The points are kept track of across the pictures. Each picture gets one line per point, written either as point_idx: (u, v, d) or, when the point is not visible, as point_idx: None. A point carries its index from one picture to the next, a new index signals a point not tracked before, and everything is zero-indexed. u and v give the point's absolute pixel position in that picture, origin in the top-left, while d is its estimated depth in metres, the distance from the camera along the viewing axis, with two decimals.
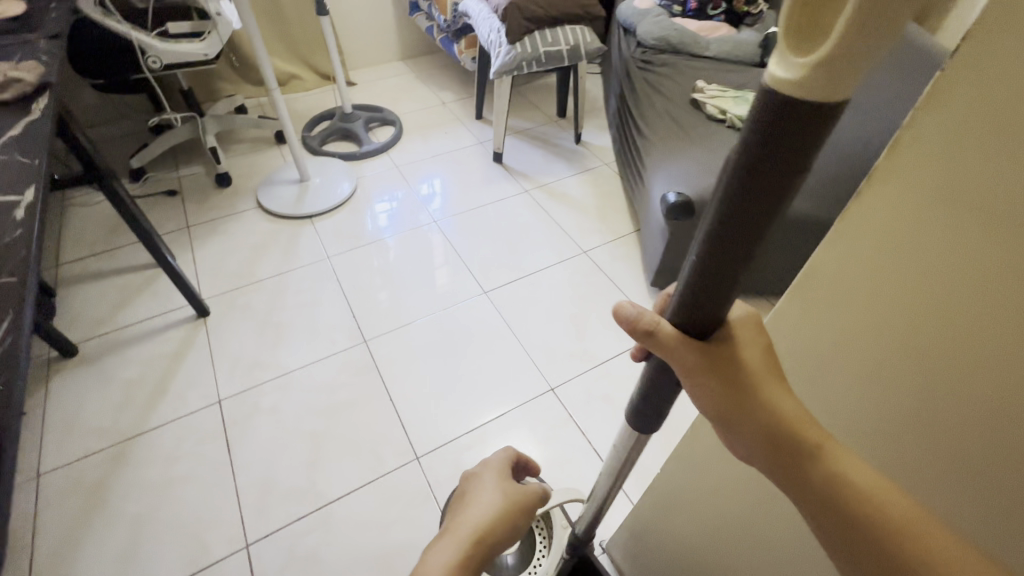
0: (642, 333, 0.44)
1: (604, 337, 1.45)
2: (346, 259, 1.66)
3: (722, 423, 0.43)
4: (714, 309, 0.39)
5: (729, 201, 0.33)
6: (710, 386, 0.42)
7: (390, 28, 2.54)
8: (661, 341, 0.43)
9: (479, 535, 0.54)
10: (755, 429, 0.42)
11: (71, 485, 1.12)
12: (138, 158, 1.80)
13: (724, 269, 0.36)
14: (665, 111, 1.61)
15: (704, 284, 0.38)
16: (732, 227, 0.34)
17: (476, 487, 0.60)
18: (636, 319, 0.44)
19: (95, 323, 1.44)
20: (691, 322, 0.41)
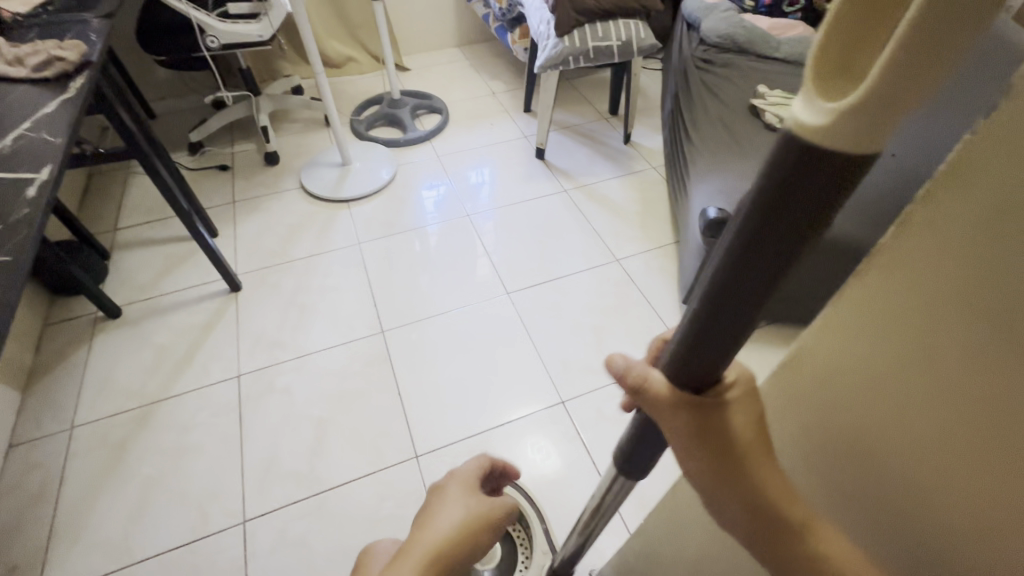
0: (630, 387, 0.35)
1: (625, 353, 1.38)
2: (378, 246, 1.66)
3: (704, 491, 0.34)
4: (716, 365, 0.31)
5: (739, 244, 0.25)
6: (699, 455, 0.33)
7: (448, 14, 2.51)
8: (651, 394, 0.34)
9: (441, 553, 0.49)
10: (741, 502, 0.32)
11: (98, 439, 1.20)
12: (195, 133, 1.89)
13: (722, 323, 0.29)
14: (718, 117, 1.49)
15: (696, 340, 0.30)
16: (736, 280, 0.26)
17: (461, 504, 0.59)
18: (624, 374, 0.36)
19: (140, 288, 1.53)
20: (683, 375, 0.32)
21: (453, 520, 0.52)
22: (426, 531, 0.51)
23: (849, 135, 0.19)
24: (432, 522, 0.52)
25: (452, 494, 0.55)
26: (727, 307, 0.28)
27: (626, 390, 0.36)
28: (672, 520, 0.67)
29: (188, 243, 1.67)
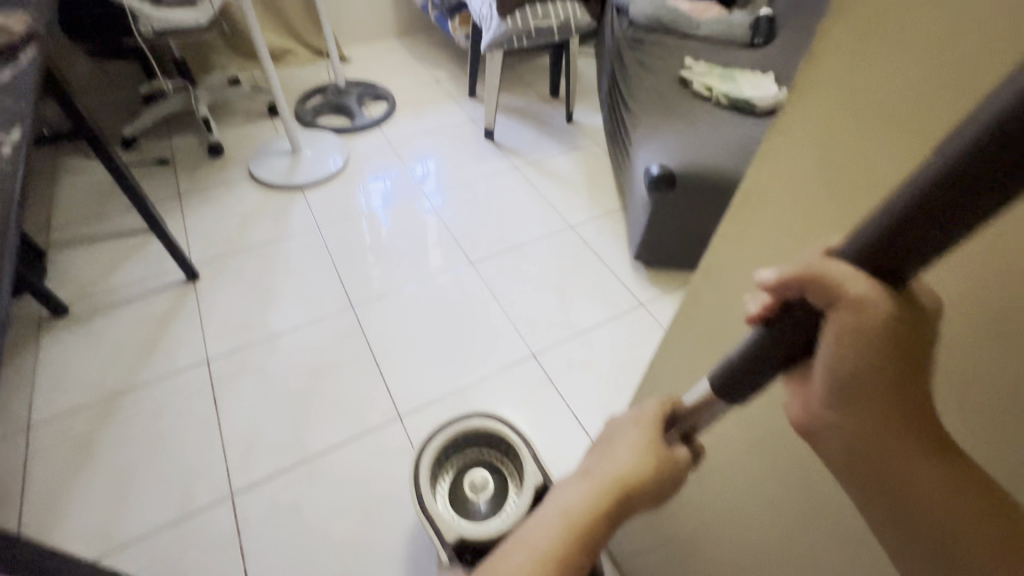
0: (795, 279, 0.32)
1: (587, 307, 1.48)
2: (337, 229, 1.68)
3: (840, 395, 0.33)
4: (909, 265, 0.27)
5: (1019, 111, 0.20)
6: (861, 357, 0.31)
7: (385, 5, 2.54)
8: (821, 284, 0.30)
9: (619, 484, 0.45)
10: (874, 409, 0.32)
11: (60, 436, 1.15)
12: (130, 127, 1.81)
13: (959, 205, 0.23)
14: (653, 88, 1.63)
15: (907, 227, 0.25)
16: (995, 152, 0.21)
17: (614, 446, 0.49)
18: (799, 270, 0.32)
19: (86, 284, 1.46)
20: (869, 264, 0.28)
21: (626, 454, 0.47)
22: (600, 458, 0.48)
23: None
24: (607, 455, 0.48)
25: (627, 430, 0.49)
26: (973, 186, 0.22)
27: (784, 277, 0.32)
28: None
29: (133, 237, 1.60)
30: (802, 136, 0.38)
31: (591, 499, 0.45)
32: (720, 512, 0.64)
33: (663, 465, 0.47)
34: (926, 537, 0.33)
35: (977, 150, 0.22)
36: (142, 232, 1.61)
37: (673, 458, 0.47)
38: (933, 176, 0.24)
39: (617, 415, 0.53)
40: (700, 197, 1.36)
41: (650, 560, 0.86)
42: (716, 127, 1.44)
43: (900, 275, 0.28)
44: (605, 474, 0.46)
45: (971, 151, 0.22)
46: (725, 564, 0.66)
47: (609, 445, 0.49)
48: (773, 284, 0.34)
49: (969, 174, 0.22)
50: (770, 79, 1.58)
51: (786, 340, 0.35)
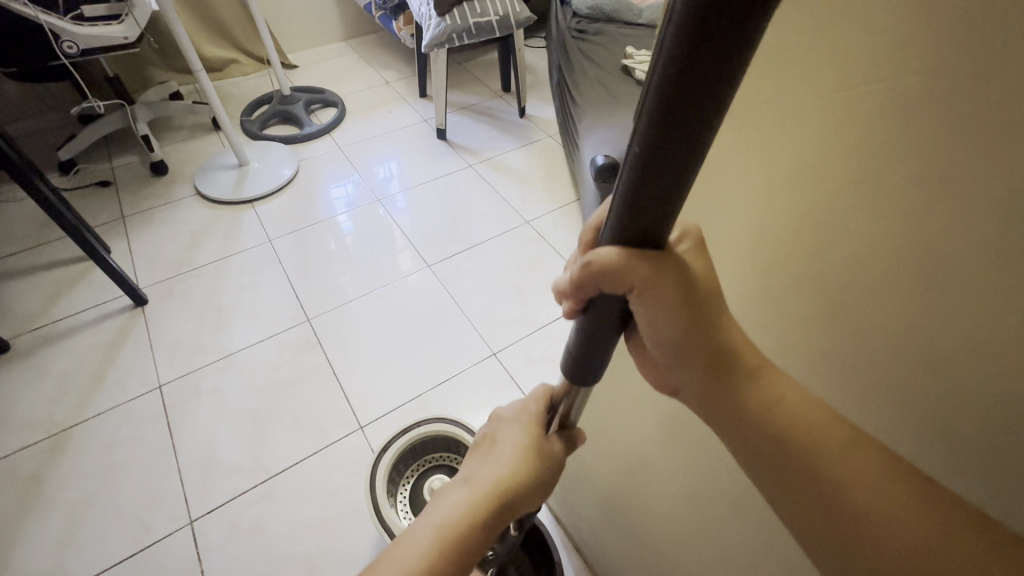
0: (589, 271, 0.33)
1: (545, 302, 1.49)
2: (289, 241, 1.65)
3: (670, 356, 0.38)
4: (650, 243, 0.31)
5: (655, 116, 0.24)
6: (670, 318, 0.35)
7: (329, 7, 2.49)
8: (604, 277, 0.32)
9: (500, 489, 0.45)
10: (696, 357, 0.37)
11: (8, 477, 1.12)
12: (65, 150, 1.75)
13: (670, 158, 0.26)
14: (597, 78, 1.63)
15: (639, 194, 0.28)
16: (660, 147, 0.25)
17: (495, 447, 0.49)
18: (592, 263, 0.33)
19: (27, 318, 1.40)
20: (627, 237, 0.31)
21: (507, 457, 0.47)
22: (481, 460, 0.47)
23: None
24: (488, 458, 0.47)
25: (510, 430, 0.49)
26: (669, 138, 0.25)
27: (580, 275, 0.34)
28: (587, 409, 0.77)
29: (75, 265, 1.55)
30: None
31: (470, 506, 0.44)
32: (658, 493, 0.66)
33: (542, 459, 0.48)
34: (784, 463, 0.37)
35: (666, 101, 0.24)
36: (85, 259, 1.56)
37: (551, 462, 0.48)
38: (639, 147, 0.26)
39: (500, 410, 0.52)
40: None
41: (607, 549, 0.87)
42: None
43: (655, 239, 0.31)
44: (483, 480, 0.45)
45: (646, 140, 0.25)
46: (669, 543, 0.68)
47: (488, 448, 0.49)
48: (573, 291, 0.35)
49: (666, 133, 0.24)
50: None
51: (604, 329, 0.37)
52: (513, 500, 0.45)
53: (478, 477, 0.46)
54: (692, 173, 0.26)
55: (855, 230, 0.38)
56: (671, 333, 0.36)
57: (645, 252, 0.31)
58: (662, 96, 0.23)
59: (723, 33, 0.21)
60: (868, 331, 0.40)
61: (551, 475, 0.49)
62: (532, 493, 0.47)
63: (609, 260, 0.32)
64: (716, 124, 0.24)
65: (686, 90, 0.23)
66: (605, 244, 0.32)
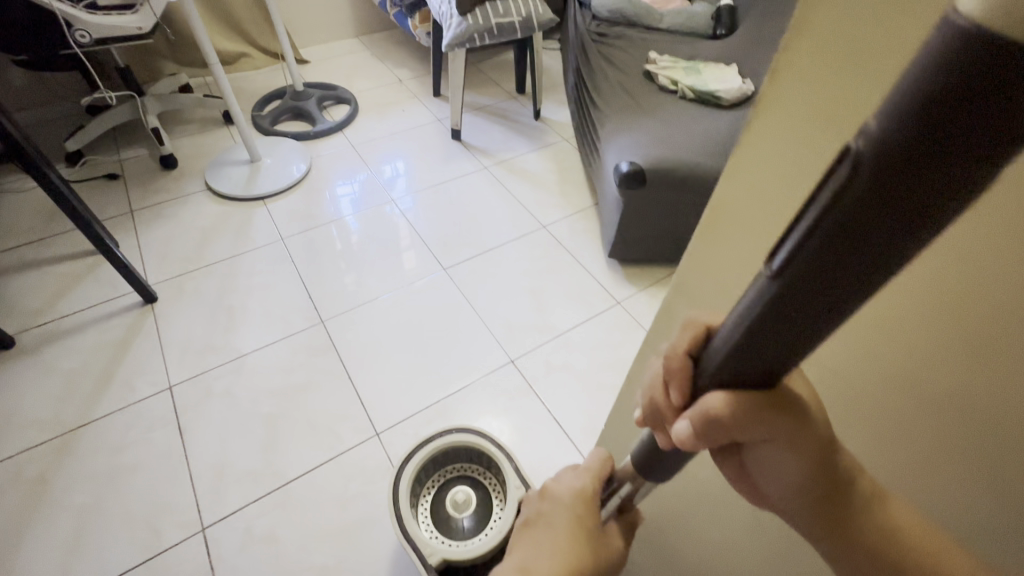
0: (698, 416, 0.29)
1: (564, 308, 1.47)
2: (302, 240, 1.61)
3: (779, 488, 0.32)
4: (774, 375, 0.24)
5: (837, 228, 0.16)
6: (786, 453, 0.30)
7: (343, 3, 2.46)
8: (719, 426, 0.28)
9: None
10: (813, 491, 0.31)
11: (11, 479, 1.08)
12: (73, 141, 1.71)
13: (822, 308, 0.19)
14: (619, 83, 1.62)
15: (766, 339, 0.22)
16: (834, 268, 0.17)
17: (547, 533, 0.49)
18: (707, 411, 0.28)
19: (34, 312, 1.37)
20: (742, 379, 0.25)
21: (560, 545, 0.47)
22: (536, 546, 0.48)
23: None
24: (541, 546, 0.48)
25: (559, 513, 0.50)
26: (823, 294, 0.19)
27: (691, 423, 0.29)
28: (625, 431, 0.74)
29: (83, 259, 1.51)
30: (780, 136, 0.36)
31: None
32: (705, 526, 0.63)
33: (596, 548, 0.48)
34: None
35: (849, 219, 0.16)
36: (93, 254, 1.52)
37: (605, 547, 0.48)
38: (798, 264, 0.19)
39: (554, 487, 0.52)
40: (672, 192, 1.35)
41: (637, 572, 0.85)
42: (684, 120, 1.43)
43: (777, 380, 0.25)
44: (536, 570, 0.46)
45: (812, 254, 0.18)
46: None
47: (541, 533, 0.49)
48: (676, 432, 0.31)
49: (844, 252, 0.17)
50: (733, 70, 1.58)
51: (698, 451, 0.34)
52: None
53: (531, 567, 0.47)
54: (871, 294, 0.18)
55: (977, 326, 0.30)
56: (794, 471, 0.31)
57: (763, 394, 0.26)
58: (817, 248, 0.17)
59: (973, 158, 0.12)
60: (985, 447, 0.32)
61: (611, 561, 0.48)
62: None
63: (718, 411, 0.27)
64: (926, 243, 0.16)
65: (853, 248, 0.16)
66: (713, 382, 0.27)
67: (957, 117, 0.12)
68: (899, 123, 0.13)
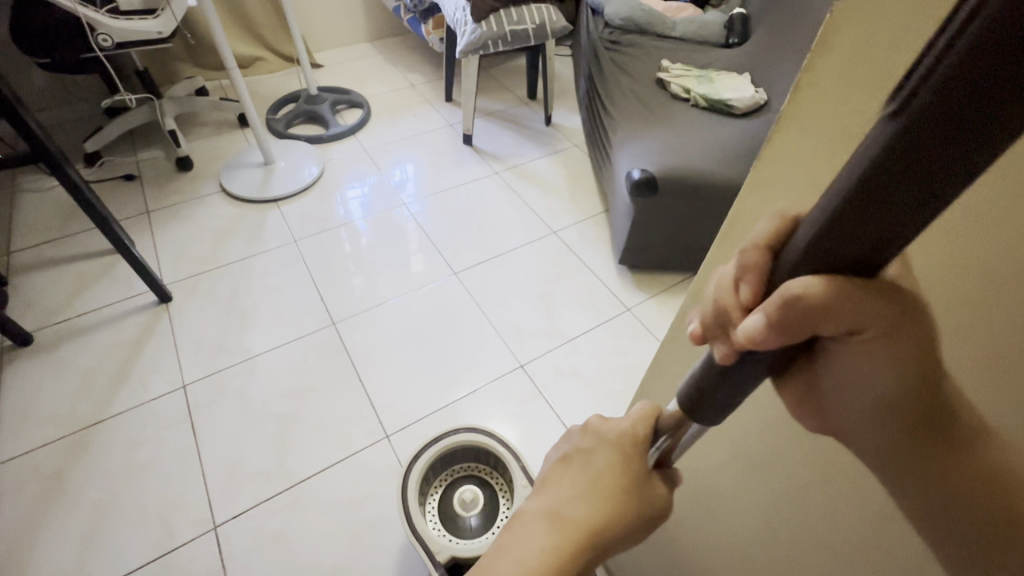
0: (779, 302, 0.27)
1: (573, 314, 1.47)
2: (314, 243, 1.63)
3: (862, 402, 0.33)
4: (857, 269, 0.24)
5: (927, 103, 0.17)
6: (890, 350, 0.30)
7: (357, 8, 2.49)
8: (807, 323, 0.27)
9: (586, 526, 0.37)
10: (903, 411, 0.32)
11: (27, 475, 1.10)
12: (92, 142, 1.74)
13: (896, 198, 0.20)
14: (631, 90, 1.63)
15: (865, 214, 0.21)
16: (918, 146, 0.18)
17: (581, 469, 0.40)
18: (788, 298, 0.26)
19: (51, 310, 1.39)
20: (830, 267, 0.24)
21: (594, 486, 0.38)
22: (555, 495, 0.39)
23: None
24: (570, 482, 0.39)
25: (597, 449, 0.40)
26: (902, 180, 0.19)
27: (762, 315, 0.28)
28: None
29: (100, 258, 1.53)
30: (797, 154, 0.36)
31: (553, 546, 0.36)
32: (718, 535, 0.63)
33: (640, 499, 0.39)
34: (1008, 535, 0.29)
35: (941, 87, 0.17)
36: (110, 253, 1.55)
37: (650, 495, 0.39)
38: (888, 139, 0.19)
39: (589, 425, 0.43)
40: (683, 201, 1.36)
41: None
42: (696, 129, 1.43)
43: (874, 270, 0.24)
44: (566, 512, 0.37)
45: (904, 128, 0.18)
46: None
47: (571, 468, 0.40)
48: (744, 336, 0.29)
49: (928, 128, 0.17)
50: (745, 79, 1.59)
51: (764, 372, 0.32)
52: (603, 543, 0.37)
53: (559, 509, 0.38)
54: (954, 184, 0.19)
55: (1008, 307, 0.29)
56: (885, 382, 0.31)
57: (860, 288, 0.25)
58: (906, 123, 0.18)
59: None
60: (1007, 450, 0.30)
61: (654, 514, 0.39)
62: (625, 536, 0.38)
63: (803, 295, 0.26)
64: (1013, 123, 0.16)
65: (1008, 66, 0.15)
66: (796, 271, 0.26)
67: None
68: None
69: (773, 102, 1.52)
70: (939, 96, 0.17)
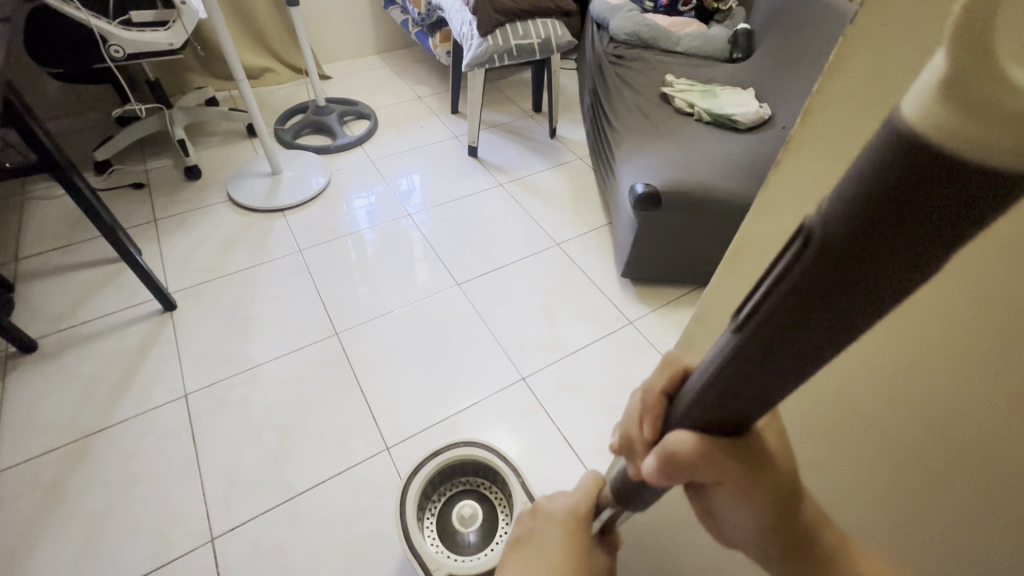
0: (660, 454, 0.28)
1: (576, 327, 1.47)
2: (318, 253, 1.64)
3: (733, 538, 0.30)
4: (741, 422, 0.25)
5: (797, 296, 0.18)
6: (740, 505, 0.28)
7: (366, 21, 2.52)
8: (683, 470, 0.27)
9: None
10: (767, 549, 0.29)
11: (28, 483, 1.10)
12: (102, 151, 1.76)
13: (775, 364, 0.21)
14: (635, 105, 1.63)
15: (738, 383, 0.23)
16: (790, 327, 0.19)
17: (534, 548, 0.49)
18: (671, 450, 0.27)
19: (58, 316, 1.40)
20: (714, 420, 0.26)
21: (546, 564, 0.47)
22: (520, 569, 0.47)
23: (1013, 148, 0.10)
24: (528, 561, 0.48)
25: (547, 529, 0.49)
26: (779, 350, 0.20)
27: (653, 461, 0.29)
28: None
29: (107, 266, 1.55)
30: (799, 183, 0.36)
31: None
32: None
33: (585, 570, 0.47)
34: None
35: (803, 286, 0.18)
36: (116, 261, 1.56)
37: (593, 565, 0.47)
38: (764, 317, 0.20)
39: (540, 506, 0.51)
40: (687, 214, 1.35)
41: None
42: (700, 143, 1.44)
43: (743, 427, 0.26)
44: None
45: (775, 311, 0.19)
46: None
47: (527, 549, 0.49)
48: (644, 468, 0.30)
49: (799, 314, 0.19)
50: (750, 94, 1.59)
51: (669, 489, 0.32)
52: None
53: None
54: (818, 359, 0.20)
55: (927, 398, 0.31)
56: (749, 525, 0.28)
57: (730, 442, 0.26)
58: (776, 304, 0.19)
59: (902, 252, 0.15)
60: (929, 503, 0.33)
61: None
62: None
63: (682, 450, 0.27)
64: (864, 319, 0.18)
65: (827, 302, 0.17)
66: (683, 424, 0.27)
67: (907, 207, 0.14)
68: (852, 213, 0.15)
69: (777, 117, 1.52)
70: (803, 291, 0.18)
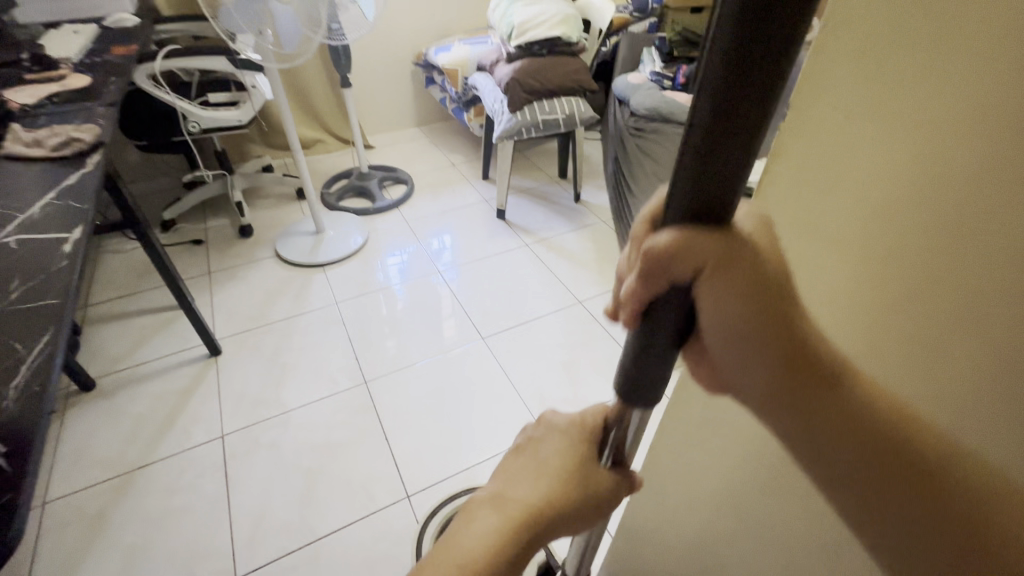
0: (651, 259, 0.30)
1: (597, 383, 1.49)
2: (353, 305, 1.75)
3: (741, 358, 0.34)
4: (721, 206, 0.28)
5: (731, 29, 0.23)
6: (734, 305, 0.31)
7: (408, 99, 2.79)
8: (671, 266, 0.30)
9: (530, 512, 0.41)
10: (773, 357, 0.33)
11: (73, 514, 1.16)
12: (171, 211, 1.97)
13: (734, 119, 0.25)
14: (654, 172, 1.74)
15: (706, 160, 0.26)
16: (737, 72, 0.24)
17: (530, 457, 0.46)
18: (660, 253, 0.30)
19: (115, 358, 1.52)
20: (691, 212, 0.29)
21: (541, 472, 0.44)
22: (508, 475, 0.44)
23: None
24: (524, 468, 0.45)
25: (549, 440, 0.46)
26: (730, 98, 0.24)
27: (646, 272, 0.31)
28: None
29: (163, 313, 1.69)
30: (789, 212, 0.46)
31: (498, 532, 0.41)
32: None
33: (585, 484, 0.44)
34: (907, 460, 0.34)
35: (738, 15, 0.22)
36: (172, 309, 1.70)
37: (595, 482, 0.44)
38: (711, 78, 0.25)
39: (544, 417, 0.48)
40: None
41: None
42: None
43: (722, 214, 0.29)
44: (512, 495, 0.43)
45: (721, 57, 0.24)
46: None
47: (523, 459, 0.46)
48: (631, 292, 0.32)
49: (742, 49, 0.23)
50: None
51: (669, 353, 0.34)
52: (542, 535, 0.42)
53: (506, 492, 0.44)
54: (766, 102, 0.25)
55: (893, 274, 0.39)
56: (742, 322, 0.32)
57: (710, 231, 0.29)
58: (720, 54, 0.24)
59: None
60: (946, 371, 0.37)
61: (601, 502, 0.44)
62: (571, 520, 0.43)
63: (670, 246, 0.30)
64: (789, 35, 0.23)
65: (756, 19, 0.22)
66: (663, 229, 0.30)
67: None
68: None
69: None
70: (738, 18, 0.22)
